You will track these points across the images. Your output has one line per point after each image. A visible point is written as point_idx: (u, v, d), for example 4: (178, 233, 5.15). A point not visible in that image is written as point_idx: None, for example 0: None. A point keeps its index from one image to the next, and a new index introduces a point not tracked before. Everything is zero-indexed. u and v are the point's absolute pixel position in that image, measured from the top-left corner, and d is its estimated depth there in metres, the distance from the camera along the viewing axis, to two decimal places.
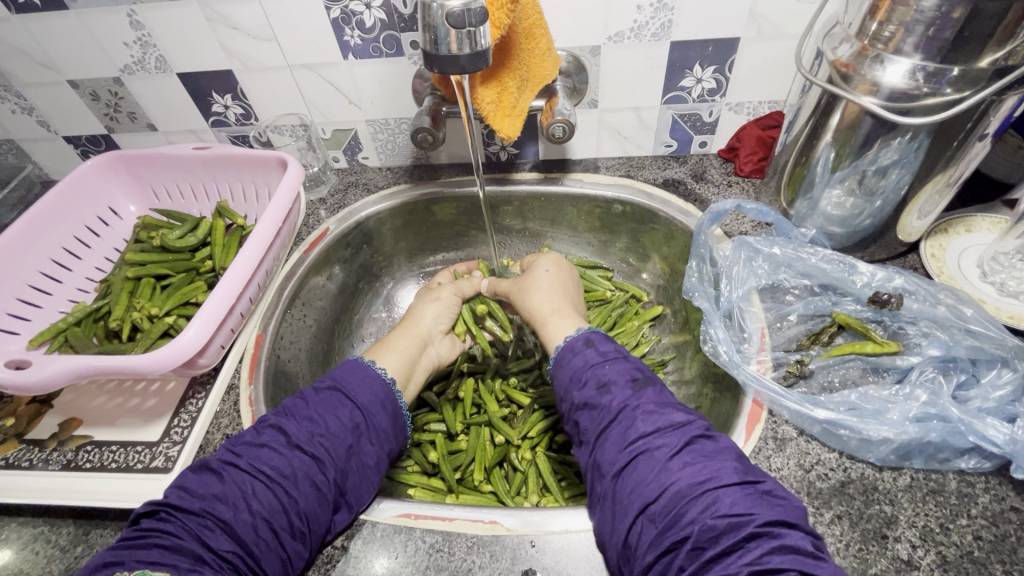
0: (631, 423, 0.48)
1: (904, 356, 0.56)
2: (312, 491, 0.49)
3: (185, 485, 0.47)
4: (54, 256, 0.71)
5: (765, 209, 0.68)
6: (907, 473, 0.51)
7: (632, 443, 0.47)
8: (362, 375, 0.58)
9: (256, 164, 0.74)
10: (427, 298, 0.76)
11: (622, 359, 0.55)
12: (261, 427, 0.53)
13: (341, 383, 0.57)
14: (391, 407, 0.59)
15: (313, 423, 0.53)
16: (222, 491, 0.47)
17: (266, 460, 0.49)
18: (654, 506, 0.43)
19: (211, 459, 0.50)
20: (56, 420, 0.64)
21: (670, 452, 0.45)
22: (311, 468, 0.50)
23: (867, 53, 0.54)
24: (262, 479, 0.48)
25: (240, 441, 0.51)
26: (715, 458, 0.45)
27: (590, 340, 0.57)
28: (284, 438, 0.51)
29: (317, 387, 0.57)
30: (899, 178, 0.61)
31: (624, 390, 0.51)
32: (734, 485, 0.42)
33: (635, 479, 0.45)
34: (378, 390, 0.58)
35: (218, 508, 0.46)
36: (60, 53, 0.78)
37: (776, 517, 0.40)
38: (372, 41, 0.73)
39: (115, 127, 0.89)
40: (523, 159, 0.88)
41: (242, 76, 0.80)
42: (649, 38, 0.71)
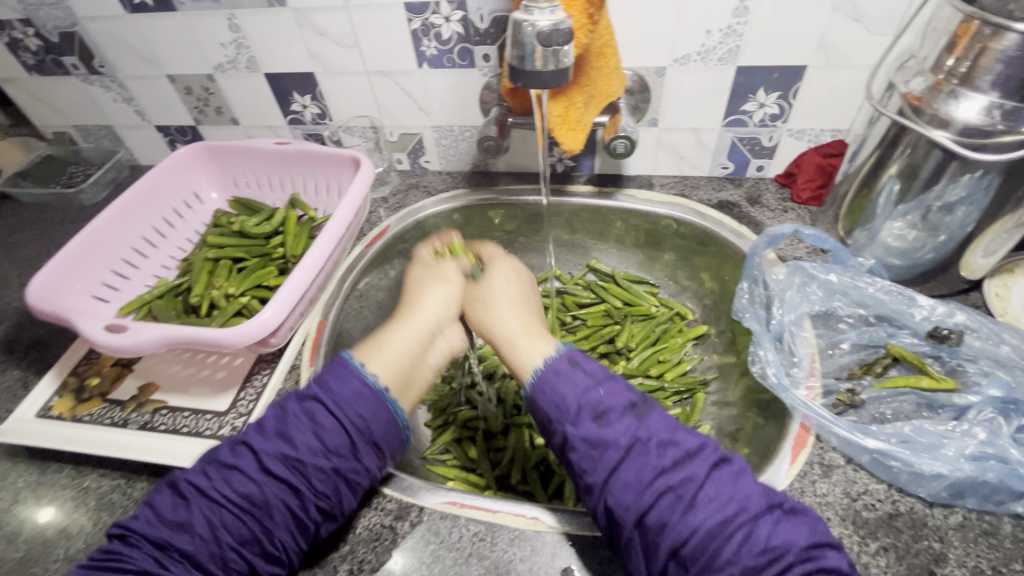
0: (646, 458, 0.45)
1: (961, 394, 0.55)
2: (285, 516, 0.48)
3: (154, 505, 0.48)
4: (144, 234, 0.78)
5: (824, 236, 0.66)
6: (959, 512, 0.50)
7: (653, 483, 0.44)
8: (345, 376, 0.52)
9: (330, 162, 0.79)
10: (432, 282, 0.63)
11: (614, 379, 0.51)
12: (236, 444, 0.51)
13: (325, 391, 0.52)
14: (392, 423, 0.53)
15: (286, 442, 0.49)
16: (187, 520, 0.46)
17: (237, 486, 0.47)
18: (686, 548, 0.42)
19: (182, 480, 0.49)
20: (135, 383, 0.69)
21: (695, 486, 0.44)
22: (285, 493, 0.48)
23: (941, 87, 0.54)
24: (231, 509, 0.47)
25: (215, 460, 0.50)
26: (738, 484, 0.44)
27: (574, 360, 0.52)
28: (256, 461, 0.49)
29: (301, 396, 0.52)
30: (966, 216, 0.60)
31: (622, 423, 0.48)
32: (762, 513, 0.43)
33: (641, 513, 0.44)
34: (370, 403, 0.51)
35: (180, 539, 0.46)
36: (164, 50, 0.85)
37: (810, 541, 0.42)
38: (447, 52, 0.78)
39: (202, 120, 0.96)
40: (579, 172, 0.91)
41: (323, 79, 0.85)
42: (715, 61, 0.73)
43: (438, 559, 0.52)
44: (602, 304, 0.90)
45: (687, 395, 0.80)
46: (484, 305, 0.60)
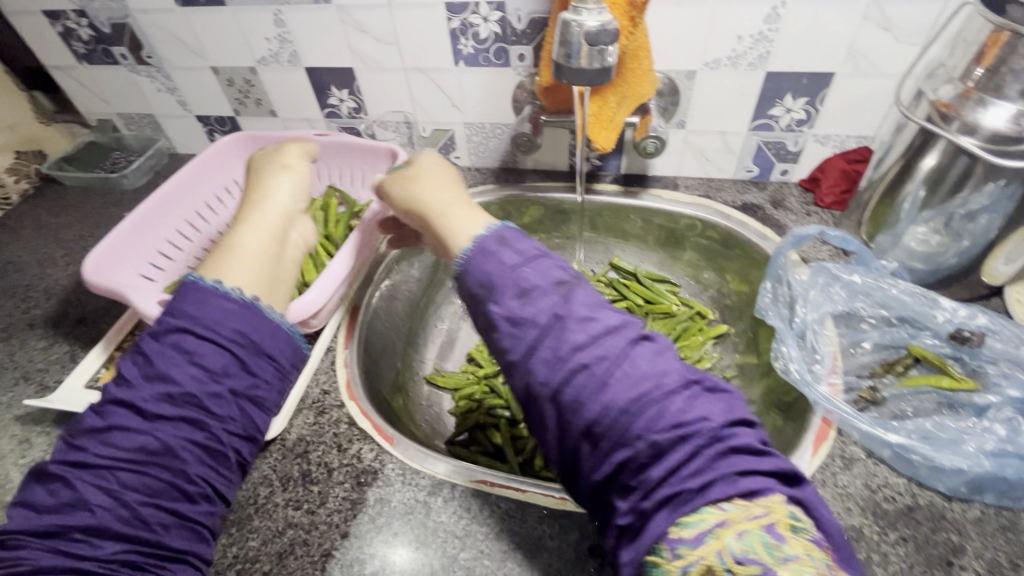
0: (564, 333, 0.42)
1: (982, 394, 0.56)
2: (176, 457, 0.47)
3: (29, 503, 0.45)
4: (188, 217, 0.81)
5: (848, 238, 0.68)
6: (977, 507, 0.51)
7: (568, 358, 0.42)
8: (199, 300, 0.52)
9: (368, 154, 0.82)
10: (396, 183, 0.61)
11: (545, 257, 0.48)
12: (103, 407, 0.48)
13: (192, 318, 0.51)
14: (275, 334, 0.56)
15: (168, 381, 0.48)
16: (70, 499, 0.44)
17: (118, 444, 0.46)
18: (604, 424, 0.40)
19: (47, 467, 0.46)
20: None
21: (607, 362, 0.41)
22: (181, 430, 0.48)
23: (970, 95, 0.56)
24: (123, 465, 0.45)
25: (81, 433, 0.47)
26: (657, 360, 0.42)
27: (502, 238, 0.49)
28: (135, 413, 0.47)
29: (157, 332, 0.51)
30: (989, 223, 0.62)
31: (548, 297, 0.44)
32: (716, 412, 0.39)
33: (646, 441, 0.38)
34: (242, 324, 0.53)
35: (76, 514, 0.43)
36: (210, 43, 0.89)
37: (728, 419, 0.40)
38: (483, 51, 0.80)
39: (242, 111, 0.99)
40: (605, 171, 0.93)
41: (361, 74, 0.89)
42: (745, 67, 0.75)
43: (470, 533, 0.54)
44: (623, 301, 0.92)
45: None
46: (408, 182, 0.60)
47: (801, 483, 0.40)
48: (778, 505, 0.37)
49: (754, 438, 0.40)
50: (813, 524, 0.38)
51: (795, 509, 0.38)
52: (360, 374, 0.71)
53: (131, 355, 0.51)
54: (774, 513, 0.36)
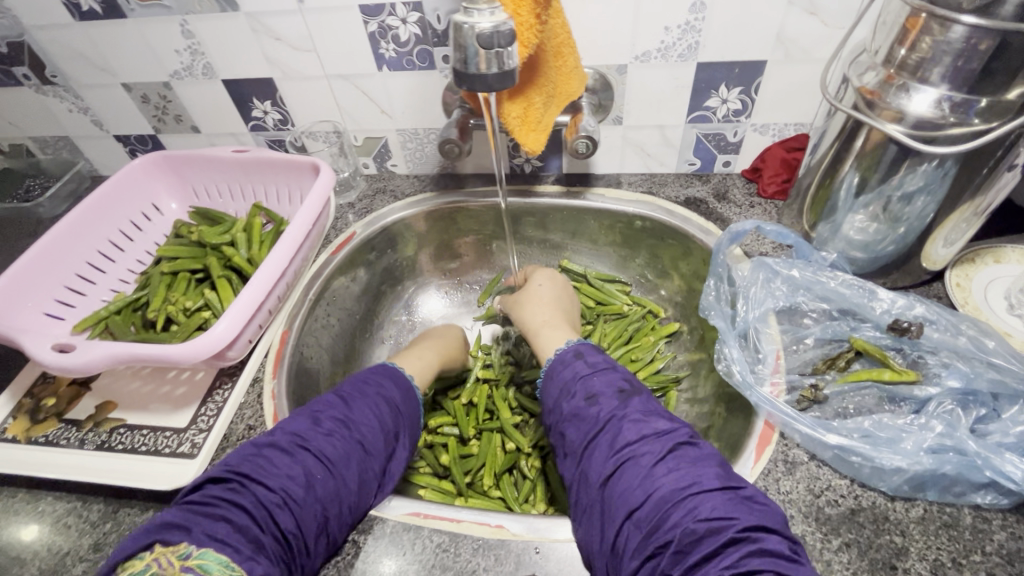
0: (618, 431, 0.50)
1: (922, 387, 0.55)
2: (361, 484, 0.52)
3: (240, 468, 0.48)
4: (100, 248, 0.76)
5: (785, 231, 0.67)
6: (920, 505, 0.50)
7: (619, 451, 0.48)
8: (401, 384, 0.63)
9: (290, 169, 0.77)
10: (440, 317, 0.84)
11: (613, 368, 0.57)
12: (316, 413, 0.54)
13: (386, 386, 0.61)
14: (416, 416, 0.63)
15: (366, 420, 0.55)
16: (293, 474, 0.48)
17: (330, 449, 0.51)
18: (640, 512, 0.44)
19: (278, 439, 0.51)
20: (93, 402, 0.67)
21: (655, 459, 0.46)
22: (364, 463, 0.53)
23: (893, 81, 0.54)
24: (326, 467, 0.50)
25: (302, 424, 0.53)
26: (699, 462, 0.46)
27: (579, 352, 0.59)
28: (345, 429, 0.53)
29: (365, 384, 0.60)
30: (924, 206, 0.60)
31: (612, 401, 0.53)
32: (715, 491, 0.43)
33: (682, 529, 0.42)
34: (410, 402, 0.63)
35: (292, 489, 0.47)
36: (117, 58, 0.83)
37: (756, 524, 0.41)
38: (406, 54, 0.76)
39: (162, 128, 0.94)
40: (547, 171, 0.90)
41: (282, 84, 0.84)
42: (676, 58, 0.72)
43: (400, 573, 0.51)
44: None
45: (660, 394, 0.80)
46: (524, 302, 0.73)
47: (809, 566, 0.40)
48: None
49: (770, 519, 0.43)
50: None
51: None
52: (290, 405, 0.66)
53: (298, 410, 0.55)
54: None
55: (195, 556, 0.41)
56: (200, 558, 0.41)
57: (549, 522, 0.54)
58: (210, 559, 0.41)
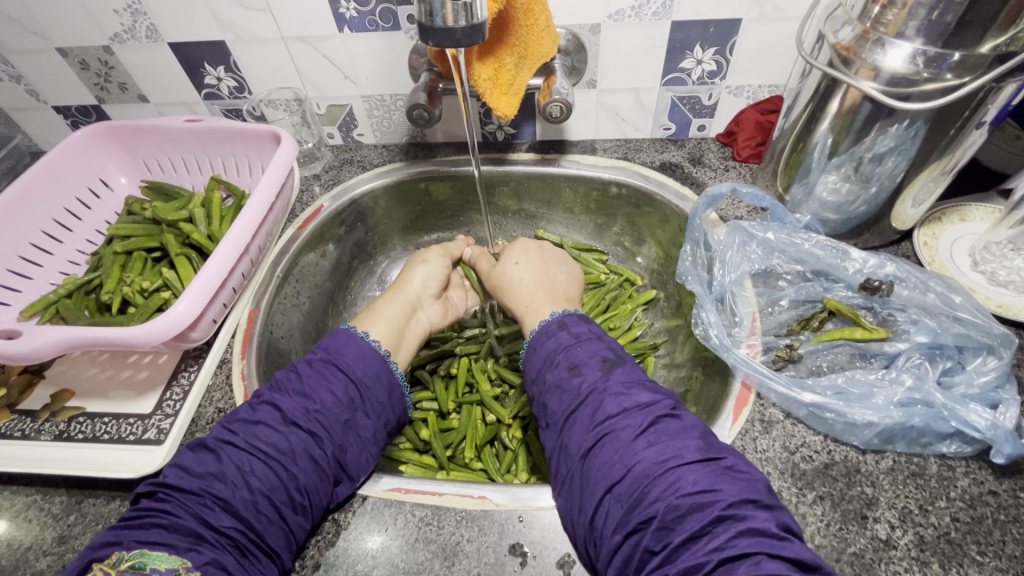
0: (599, 403, 0.49)
1: (892, 342, 0.56)
2: (310, 465, 0.49)
3: (181, 464, 0.48)
4: (44, 228, 0.71)
5: (761, 194, 0.67)
6: (889, 457, 0.52)
7: (600, 424, 0.48)
8: (355, 347, 0.58)
9: (249, 138, 0.73)
10: (415, 264, 0.75)
11: (596, 339, 0.56)
12: (256, 404, 0.53)
13: (335, 355, 0.57)
14: (388, 380, 0.58)
15: (307, 398, 0.53)
16: (219, 470, 0.47)
17: (264, 439, 0.50)
18: (621, 485, 0.44)
19: (208, 437, 0.50)
20: (48, 390, 0.64)
21: (635, 432, 0.46)
22: (309, 443, 0.50)
23: (868, 36, 0.54)
24: (259, 456, 0.48)
25: (235, 419, 0.52)
26: (680, 436, 0.46)
27: (564, 323, 0.59)
28: (279, 414, 0.51)
29: (310, 359, 0.57)
30: (895, 166, 0.60)
31: (595, 372, 0.52)
32: (697, 464, 0.44)
33: (665, 504, 0.42)
34: (374, 364, 0.58)
35: (216, 486, 0.46)
36: (49, 20, 0.76)
37: (741, 498, 0.41)
38: (368, 14, 0.72)
39: (106, 98, 0.87)
40: (520, 139, 0.87)
41: (235, 48, 0.78)
42: (650, 17, 0.70)
43: (384, 548, 0.50)
44: None
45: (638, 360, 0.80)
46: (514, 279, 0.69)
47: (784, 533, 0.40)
48: None
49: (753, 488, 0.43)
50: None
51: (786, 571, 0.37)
52: (261, 384, 0.64)
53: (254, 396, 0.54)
54: None
55: (129, 558, 0.41)
56: (134, 558, 0.41)
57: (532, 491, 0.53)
58: (143, 557, 0.41)
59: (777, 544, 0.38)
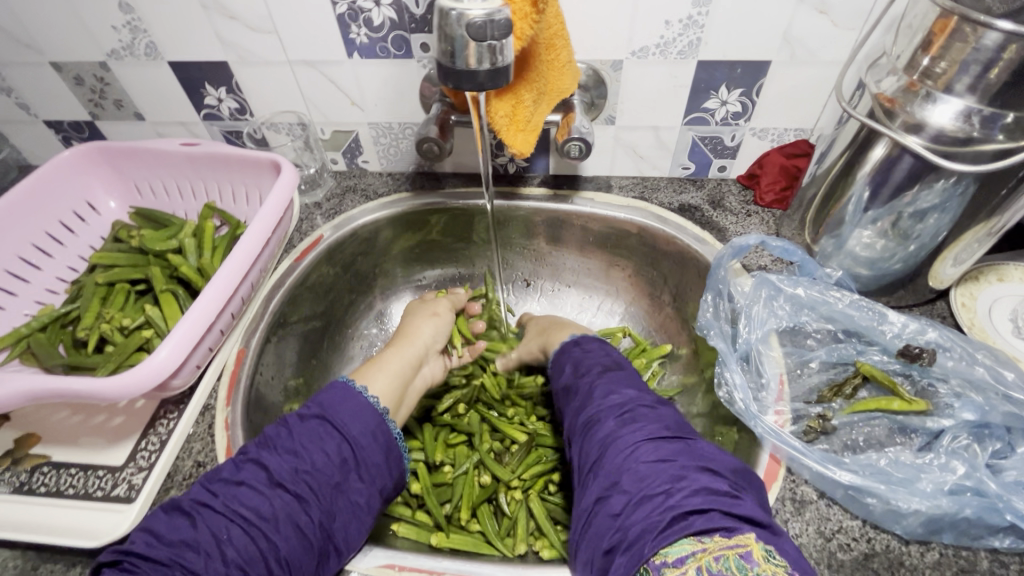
0: (590, 394, 0.53)
1: (935, 418, 0.51)
2: (295, 535, 0.44)
3: (153, 529, 0.43)
4: (21, 254, 0.66)
5: (791, 247, 0.63)
6: (935, 549, 0.47)
7: (587, 410, 0.52)
8: (350, 401, 0.53)
9: (248, 165, 0.69)
10: (424, 316, 0.73)
11: (604, 352, 0.61)
12: (242, 461, 0.48)
13: (329, 410, 0.52)
14: (385, 439, 0.53)
15: (296, 457, 0.48)
16: (192, 537, 0.42)
17: (246, 503, 0.44)
18: (597, 460, 0.47)
19: (184, 498, 0.45)
20: (12, 434, 0.58)
21: (614, 415, 0.49)
22: (295, 510, 0.45)
23: (915, 89, 0.50)
24: (237, 522, 0.43)
25: (217, 478, 0.47)
26: (651, 419, 0.48)
27: (580, 339, 0.63)
28: (265, 475, 0.46)
29: (301, 415, 0.51)
30: (938, 224, 0.57)
31: (593, 372, 0.57)
32: (662, 438, 0.45)
33: (630, 471, 0.43)
34: (370, 421, 0.52)
35: (187, 556, 0.41)
36: (44, 33, 0.73)
37: (696, 465, 0.42)
38: (379, 40, 0.69)
39: (100, 114, 0.83)
40: (532, 172, 0.84)
41: (238, 69, 0.75)
42: (675, 55, 0.67)
43: None
44: None
45: None
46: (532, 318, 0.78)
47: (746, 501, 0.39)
48: (752, 539, 0.36)
49: (712, 461, 0.43)
50: (782, 560, 0.35)
51: (765, 545, 0.36)
52: (246, 435, 0.58)
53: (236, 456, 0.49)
54: (748, 543, 0.35)
55: None
56: None
57: (539, 573, 0.49)
58: None
59: (728, 501, 0.38)
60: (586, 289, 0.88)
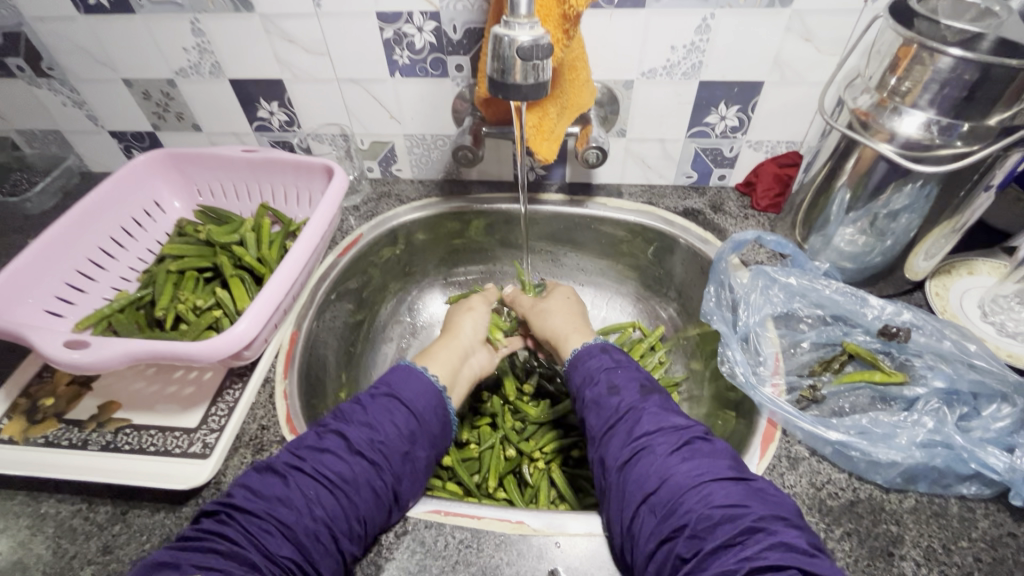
0: (637, 421, 0.52)
1: (910, 387, 0.59)
2: (371, 496, 0.51)
3: (249, 486, 0.49)
4: (101, 245, 0.74)
5: (783, 242, 0.72)
6: (912, 496, 0.54)
7: (636, 439, 0.51)
8: (415, 382, 0.60)
9: (301, 170, 0.78)
10: (461, 311, 0.77)
11: (634, 366, 0.60)
12: (322, 431, 0.54)
13: (396, 389, 0.59)
14: (442, 414, 0.60)
15: (372, 429, 0.54)
16: (286, 494, 0.48)
17: (330, 468, 0.51)
18: (655, 497, 0.46)
19: (276, 461, 0.51)
20: (94, 402, 0.66)
21: (670, 448, 0.49)
22: (371, 475, 0.52)
23: (886, 104, 0.59)
24: (323, 484, 0.50)
25: (302, 445, 0.53)
26: (711, 458, 0.48)
27: (604, 347, 0.62)
28: (345, 444, 0.53)
29: (372, 394, 0.58)
30: (909, 222, 0.65)
31: (633, 394, 0.55)
32: (728, 480, 0.46)
33: (696, 513, 0.44)
34: (432, 400, 0.60)
35: (281, 511, 0.47)
36: (121, 53, 0.82)
37: (769, 513, 0.43)
38: (419, 61, 0.78)
39: (162, 125, 0.92)
40: (550, 180, 0.93)
41: (291, 86, 0.84)
42: (680, 76, 0.76)
43: (424, 569, 0.52)
44: None
45: None
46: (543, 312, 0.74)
47: (815, 551, 0.41)
48: None
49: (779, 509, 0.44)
50: None
51: None
52: (302, 405, 0.66)
53: (313, 425, 0.56)
54: None
55: None
56: None
57: (567, 518, 0.55)
58: None
59: (807, 559, 0.39)
60: (598, 286, 0.96)
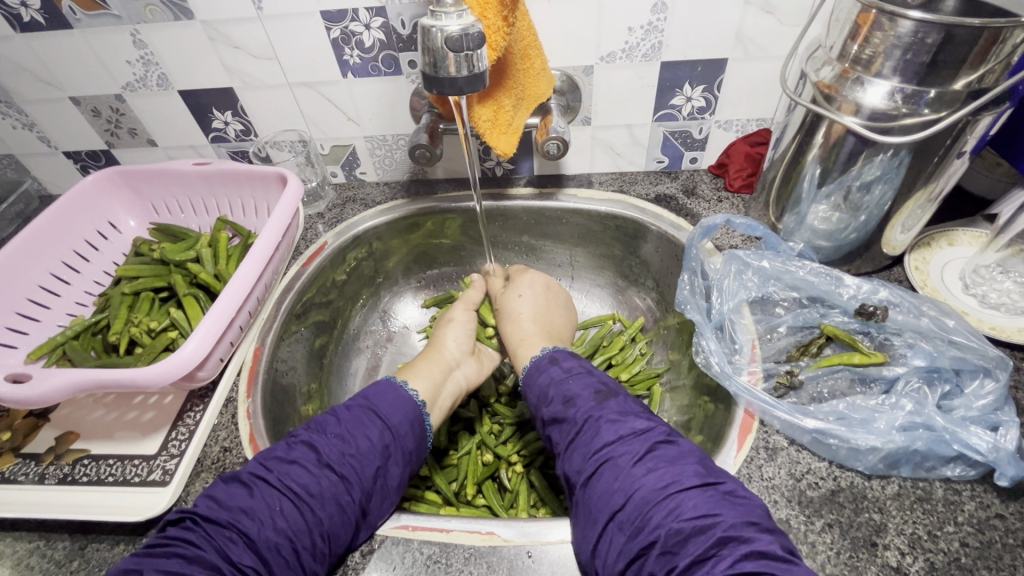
0: (597, 432, 0.51)
1: (890, 366, 0.57)
2: (337, 510, 0.48)
3: (214, 495, 0.48)
4: (52, 271, 0.72)
5: (754, 224, 0.70)
6: (895, 481, 0.52)
7: (598, 452, 0.49)
8: (394, 396, 0.58)
9: (256, 180, 0.75)
10: (443, 324, 0.74)
11: (586, 372, 0.58)
12: (292, 443, 0.53)
13: (374, 402, 0.57)
14: (419, 429, 0.58)
15: (344, 442, 0.52)
16: (250, 505, 0.47)
17: (297, 479, 0.49)
18: (622, 513, 0.45)
19: (242, 471, 0.50)
20: (52, 434, 0.64)
21: (633, 459, 0.47)
22: (339, 488, 0.49)
23: (848, 75, 0.57)
24: (289, 496, 0.48)
25: (270, 456, 0.51)
26: (675, 463, 0.46)
27: (554, 358, 0.60)
28: (315, 456, 0.51)
29: (348, 405, 0.57)
30: (883, 194, 0.62)
31: (588, 403, 0.54)
32: (696, 488, 0.44)
33: (666, 529, 0.42)
34: (410, 412, 0.58)
35: (245, 521, 0.46)
36: (65, 72, 0.79)
37: (741, 520, 0.42)
38: (371, 60, 0.75)
39: (116, 143, 0.89)
40: (518, 174, 0.90)
41: (242, 93, 0.81)
42: (640, 58, 0.73)
43: None
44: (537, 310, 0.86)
45: (645, 392, 0.80)
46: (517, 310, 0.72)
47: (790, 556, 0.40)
48: None
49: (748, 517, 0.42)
50: None
51: None
52: (267, 423, 0.64)
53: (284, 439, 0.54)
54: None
55: None
56: None
57: (540, 525, 0.53)
58: None
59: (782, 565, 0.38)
60: (575, 280, 0.94)
